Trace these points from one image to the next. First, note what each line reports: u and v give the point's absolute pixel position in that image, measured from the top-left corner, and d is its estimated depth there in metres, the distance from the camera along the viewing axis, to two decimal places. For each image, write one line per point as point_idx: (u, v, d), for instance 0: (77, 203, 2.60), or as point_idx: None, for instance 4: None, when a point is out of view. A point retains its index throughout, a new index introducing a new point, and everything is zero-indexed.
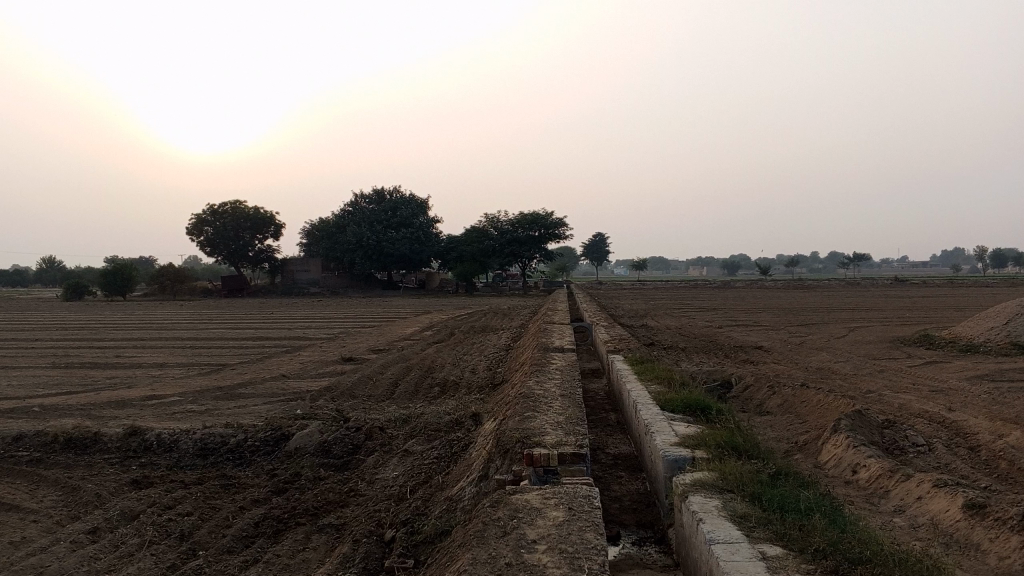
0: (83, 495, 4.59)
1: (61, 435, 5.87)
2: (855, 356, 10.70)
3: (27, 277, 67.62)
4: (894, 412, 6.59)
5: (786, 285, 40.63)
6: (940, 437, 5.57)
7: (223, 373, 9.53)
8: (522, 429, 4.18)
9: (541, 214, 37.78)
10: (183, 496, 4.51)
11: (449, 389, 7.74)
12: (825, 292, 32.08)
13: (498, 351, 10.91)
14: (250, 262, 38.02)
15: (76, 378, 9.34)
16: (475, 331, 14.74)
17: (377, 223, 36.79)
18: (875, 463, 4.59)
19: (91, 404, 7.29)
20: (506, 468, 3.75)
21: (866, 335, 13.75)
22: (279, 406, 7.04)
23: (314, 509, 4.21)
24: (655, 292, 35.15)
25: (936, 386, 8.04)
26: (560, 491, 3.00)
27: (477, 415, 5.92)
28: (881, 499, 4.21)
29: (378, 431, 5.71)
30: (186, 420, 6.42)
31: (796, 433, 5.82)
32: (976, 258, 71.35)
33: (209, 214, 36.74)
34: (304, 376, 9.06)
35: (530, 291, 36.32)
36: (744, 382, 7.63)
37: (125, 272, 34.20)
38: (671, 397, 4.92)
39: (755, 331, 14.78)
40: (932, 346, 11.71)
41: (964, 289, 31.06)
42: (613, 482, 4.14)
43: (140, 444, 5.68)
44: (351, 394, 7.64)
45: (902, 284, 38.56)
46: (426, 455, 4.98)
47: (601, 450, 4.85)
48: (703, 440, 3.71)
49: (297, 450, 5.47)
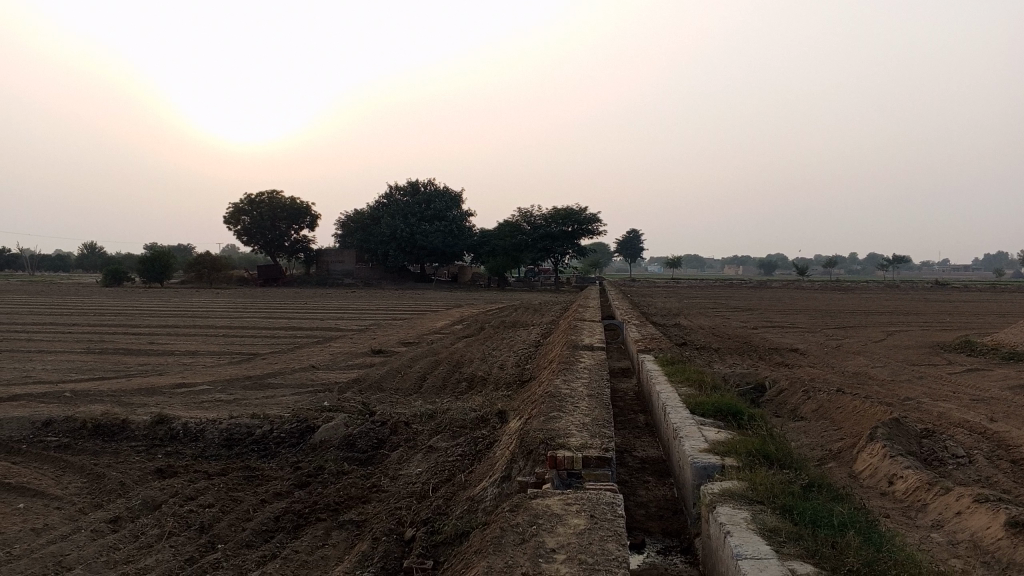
0: (107, 483, 4.59)
1: (89, 422, 5.90)
2: (893, 362, 10.46)
3: (69, 263, 69.12)
4: (932, 421, 6.40)
5: (823, 286, 39.99)
6: (981, 449, 5.39)
7: (253, 363, 9.57)
8: (547, 429, 4.09)
9: (575, 210, 37.60)
10: (206, 487, 4.49)
11: (476, 385, 7.68)
12: (864, 294, 31.49)
13: (528, 348, 10.82)
14: (286, 252, 38.32)
15: (109, 364, 9.44)
16: (506, 326, 14.69)
17: (411, 216, 36.90)
18: (913, 475, 4.44)
19: (121, 390, 7.34)
20: (528, 469, 3.67)
21: (905, 340, 13.45)
22: (307, 397, 7.04)
23: (335, 505, 4.16)
24: (689, 291, 34.81)
25: (976, 395, 7.82)
26: (582, 497, 2.91)
27: (503, 413, 5.84)
28: (918, 513, 4.06)
29: (403, 426, 5.66)
30: (214, 409, 6.43)
31: (830, 441, 5.68)
32: (1020, 263, 69.87)
33: (246, 203, 37.07)
34: (332, 368, 9.05)
35: (562, 286, 36.20)
36: (777, 386, 7.47)
37: (164, 259, 34.67)
38: (701, 400, 4.80)
39: (790, 332, 14.55)
40: (972, 353, 11.41)
41: (1008, 295, 30.30)
42: (639, 487, 4.03)
43: (166, 433, 5.69)
44: (379, 387, 7.61)
45: (944, 288, 37.81)
46: (450, 452, 4.91)
47: (628, 452, 4.75)
48: (734, 447, 3.59)
49: (322, 443, 5.43)
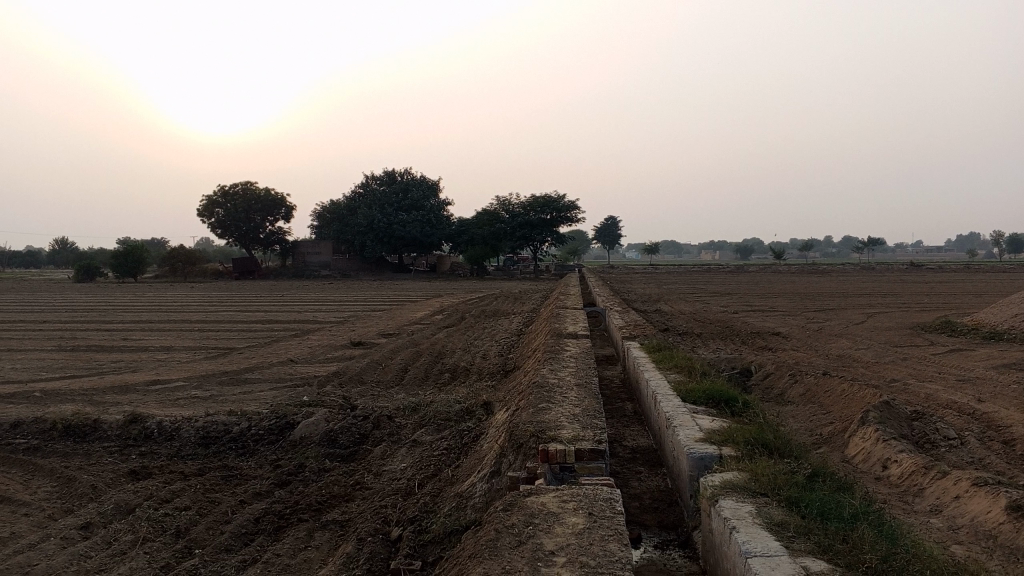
0: (78, 486, 4.41)
1: (59, 422, 5.70)
2: (875, 344, 10.45)
3: (40, 259, 68.13)
4: (921, 403, 6.35)
5: (799, 270, 40.04)
6: (972, 430, 5.32)
7: (230, 357, 9.36)
8: (536, 422, 3.95)
9: (553, 198, 37.44)
10: (182, 489, 4.32)
11: (459, 376, 7.54)
12: (842, 277, 31.64)
13: (509, 337, 10.68)
14: (261, 244, 37.87)
15: (79, 361, 9.18)
16: (485, 315, 14.54)
17: (388, 206, 36.56)
18: (908, 459, 4.36)
19: (93, 388, 7.12)
20: (518, 463, 3.53)
21: (885, 321, 13.45)
22: (286, 392, 6.85)
23: (317, 504, 4.01)
24: (668, 277, 34.77)
25: (962, 375, 7.78)
26: (579, 493, 2.78)
27: (488, 404, 5.70)
28: (915, 498, 3.98)
29: (386, 420, 5.51)
30: (189, 407, 6.23)
31: (820, 425, 5.60)
32: (991, 243, 70.54)
33: (221, 195, 36.56)
34: (311, 361, 8.86)
35: (541, 274, 36.07)
36: (764, 370, 7.39)
37: (136, 254, 34.13)
38: (692, 387, 4.69)
39: (770, 316, 14.52)
40: (953, 333, 11.42)
41: (981, 276, 30.51)
42: (631, 479, 3.91)
43: (140, 432, 5.50)
44: (359, 380, 7.44)
45: (919, 269, 38.05)
46: (435, 446, 4.77)
47: (619, 443, 4.62)
48: (731, 436, 3.48)
49: (302, 440, 5.27)
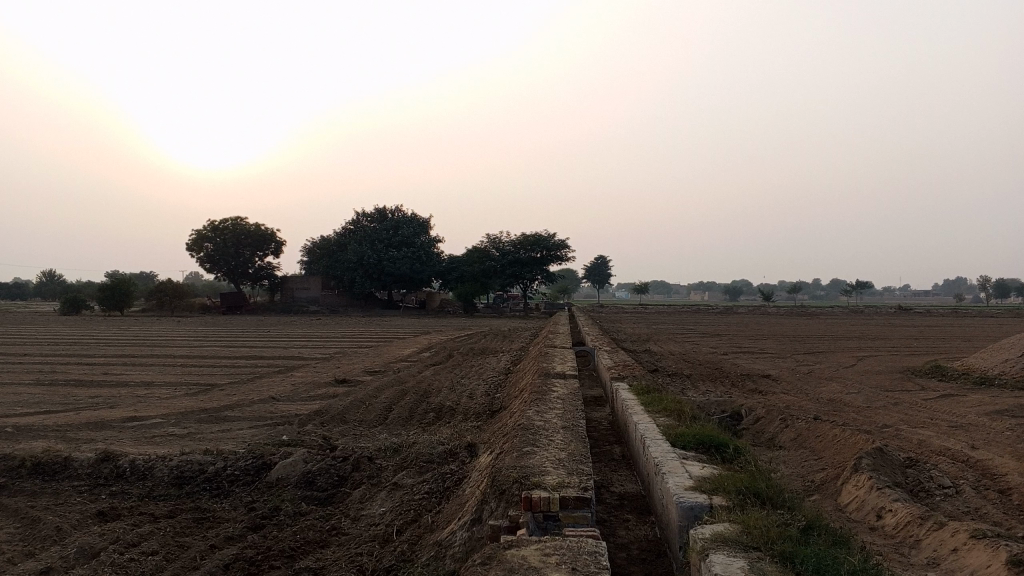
0: (42, 528, 4.22)
1: (28, 460, 5.51)
2: (866, 387, 10.33)
3: (28, 291, 67.85)
4: (913, 449, 6.23)
5: (789, 310, 39.91)
6: (967, 478, 5.20)
7: (211, 394, 9.17)
8: (520, 466, 3.81)
9: (544, 236, 37.45)
10: (150, 533, 4.14)
11: (444, 416, 7.38)
12: (832, 319, 31.65)
13: (497, 376, 10.53)
14: (250, 279, 37.67)
15: (57, 396, 8.98)
16: (474, 353, 14.41)
17: (379, 242, 36.51)
18: (902, 509, 4.24)
19: (67, 425, 6.93)
20: (501, 511, 3.38)
21: (876, 365, 13.35)
22: (266, 431, 6.66)
23: (290, 551, 3.84)
24: (659, 317, 34.65)
25: (955, 421, 7.67)
26: (562, 545, 2.64)
27: (472, 446, 5.55)
28: (911, 550, 3.85)
29: (367, 462, 5.35)
30: (165, 445, 6.05)
31: (812, 471, 5.47)
32: (977, 287, 71.04)
33: (211, 229, 36.42)
34: (293, 399, 8.67)
35: (530, 313, 35.98)
36: (755, 414, 7.26)
37: (124, 287, 33.88)
38: (681, 431, 4.56)
39: (761, 359, 14.41)
40: (944, 378, 11.32)
41: (971, 320, 30.56)
42: (618, 527, 3.77)
43: (111, 471, 5.32)
44: (342, 420, 7.27)
45: (909, 313, 38.02)
46: (416, 490, 4.62)
47: (605, 488, 4.48)
48: (722, 484, 3.35)
49: (278, 482, 5.10)
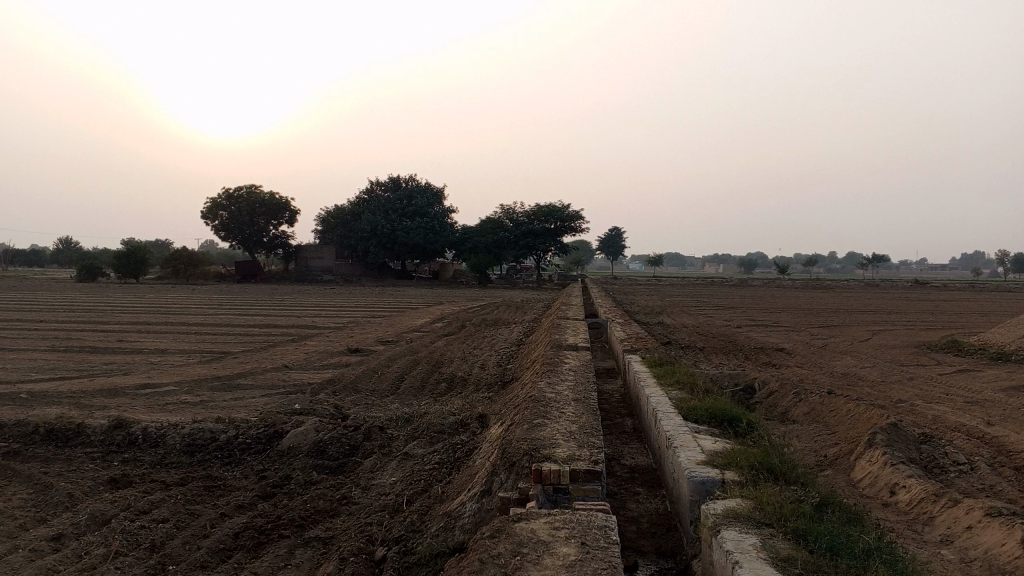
0: (54, 495, 4.24)
1: (42, 426, 5.54)
2: (881, 362, 10.25)
3: (45, 259, 68.42)
4: (928, 425, 6.17)
5: (804, 284, 39.59)
6: (982, 455, 5.14)
7: (224, 362, 9.20)
8: (531, 439, 3.77)
9: (557, 207, 37.22)
10: (161, 500, 4.15)
11: (456, 387, 7.37)
12: (848, 293, 31.42)
13: (509, 347, 10.50)
14: (264, 248, 37.74)
15: (71, 362, 9.04)
16: (487, 323, 14.39)
17: (392, 212, 36.47)
18: (917, 485, 4.19)
19: (82, 391, 6.96)
20: (510, 483, 3.36)
21: (890, 339, 13.26)
22: (278, 400, 6.67)
23: (300, 520, 3.83)
24: (672, 289, 34.51)
25: (971, 397, 7.60)
26: (571, 519, 2.62)
27: (483, 417, 5.53)
28: (925, 527, 3.81)
29: (378, 431, 5.34)
30: (177, 413, 6.07)
31: (824, 446, 5.42)
32: (995, 262, 70.33)
33: (225, 198, 36.45)
34: (306, 368, 8.68)
35: (543, 284, 35.91)
36: (768, 388, 7.21)
37: (139, 255, 34.02)
38: (694, 404, 4.52)
39: (775, 332, 14.32)
40: (960, 353, 11.23)
41: (988, 295, 30.27)
42: (628, 500, 3.75)
43: (124, 438, 5.34)
44: (354, 389, 7.28)
45: (925, 287, 37.68)
46: (427, 460, 4.61)
47: (616, 461, 4.46)
48: (735, 459, 3.31)
49: (290, 450, 5.11)
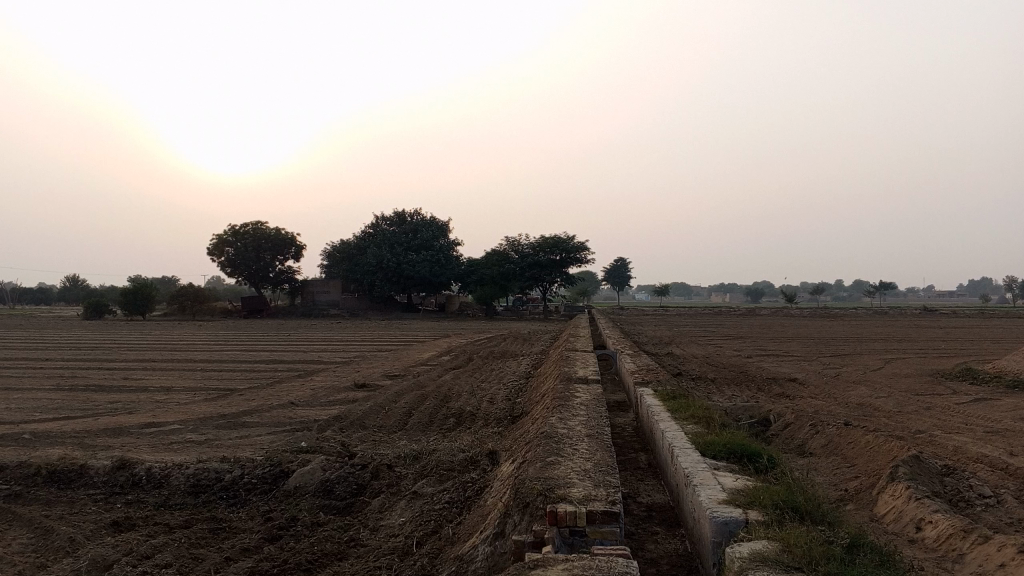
0: (54, 539, 4.13)
1: (44, 468, 5.43)
2: (896, 391, 10.09)
3: (51, 296, 68.62)
4: (949, 456, 6.03)
5: (812, 312, 39.36)
6: (1008, 488, 4.99)
7: (229, 399, 9.08)
8: (544, 477, 3.65)
9: (562, 238, 37.41)
10: (165, 544, 4.03)
11: (464, 422, 7.24)
12: (857, 321, 31.19)
13: (517, 380, 10.37)
14: (270, 283, 37.75)
15: (75, 402, 8.93)
16: (494, 356, 14.28)
17: (398, 246, 36.49)
18: (944, 521, 4.05)
19: (85, 431, 6.85)
20: (524, 526, 3.24)
21: (903, 368, 13.07)
22: (284, 437, 6.56)
23: (307, 564, 3.71)
24: (680, 319, 34.35)
25: (991, 427, 7.43)
26: (591, 565, 2.49)
27: (493, 453, 5.41)
28: (955, 565, 3.67)
29: (386, 469, 5.22)
30: (181, 452, 5.95)
31: (845, 480, 5.28)
32: (1003, 288, 69.98)
33: (231, 234, 36.53)
34: (313, 404, 8.56)
35: (550, 315, 35.77)
36: (783, 420, 7.07)
37: (146, 292, 34.04)
38: (711, 440, 4.40)
39: (785, 362, 14.15)
40: (974, 381, 11.06)
41: (998, 322, 30.02)
42: (647, 541, 3.62)
43: (127, 479, 5.23)
44: (361, 426, 7.15)
45: (934, 314, 37.38)
46: (437, 499, 4.49)
47: (632, 498, 4.33)
48: (758, 498, 3.19)
49: (296, 490, 4.99)
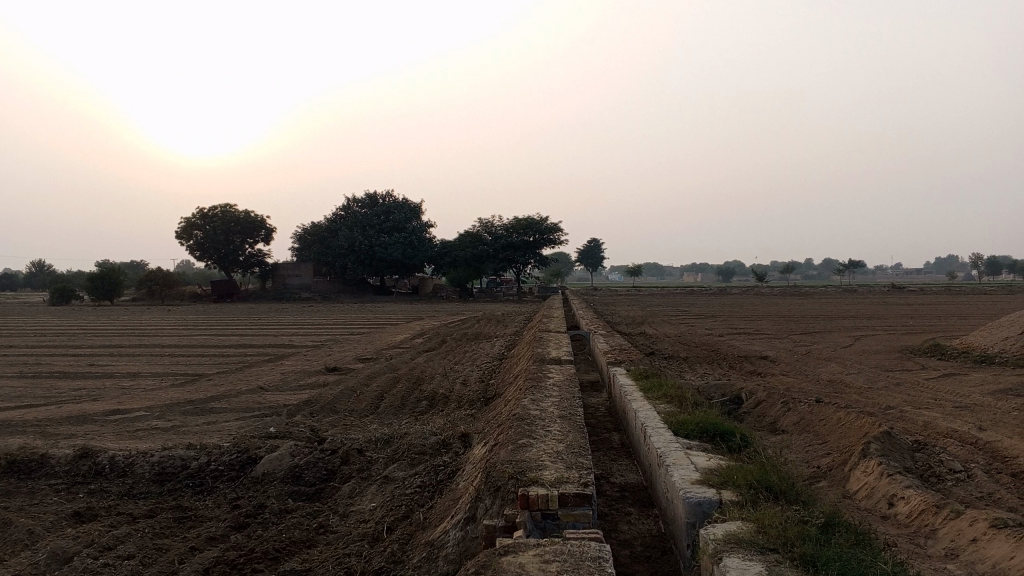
0: (13, 532, 4.00)
1: (4, 457, 5.29)
2: (866, 367, 10.16)
3: (17, 282, 67.43)
4: (919, 432, 6.05)
5: (784, 291, 39.65)
6: (978, 462, 5.02)
7: (198, 385, 8.93)
8: (516, 461, 3.59)
9: (536, 220, 37.33)
10: (128, 534, 3.93)
11: (437, 405, 7.17)
12: (827, 299, 31.49)
13: (491, 361, 10.31)
14: (240, 267, 37.34)
15: (39, 389, 8.73)
16: (467, 338, 14.18)
17: (370, 228, 36.19)
18: (916, 496, 4.05)
19: (47, 420, 6.68)
20: (496, 510, 3.18)
21: (873, 344, 13.17)
22: (253, 423, 6.45)
23: (274, 552, 3.62)
24: (653, 299, 34.37)
25: (960, 401, 7.49)
26: (562, 550, 2.44)
27: (466, 436, 5.34)
28: (927, 540, 3.67)
29: (356, 454, 5.14)
30: (146, 440, 5.83)
31: (818, 456, 5.28)
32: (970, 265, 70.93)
33: (200, 217, 36.05)
34: (283, 389, 8.44)
35: (523, 296, 35.75)
36: (755, 398, 7.07)
37: (113, 276, 33.53)
38: (685, 419, 4.36)
39: (757, 339, 14.22)
40: (943, 356, 11.16)
41: (965, 298, 30.45)
42: (620, 522, 3.58)
43: (90, 468, 5.10)
44: (332, 410, 7.05)
45: (903, 292, 37.83)
46: (408, 484, 4.42)
47: (605, 479, 4.30)
48: (731, 478, 3.15)
49: (265, 476, 4.89)
